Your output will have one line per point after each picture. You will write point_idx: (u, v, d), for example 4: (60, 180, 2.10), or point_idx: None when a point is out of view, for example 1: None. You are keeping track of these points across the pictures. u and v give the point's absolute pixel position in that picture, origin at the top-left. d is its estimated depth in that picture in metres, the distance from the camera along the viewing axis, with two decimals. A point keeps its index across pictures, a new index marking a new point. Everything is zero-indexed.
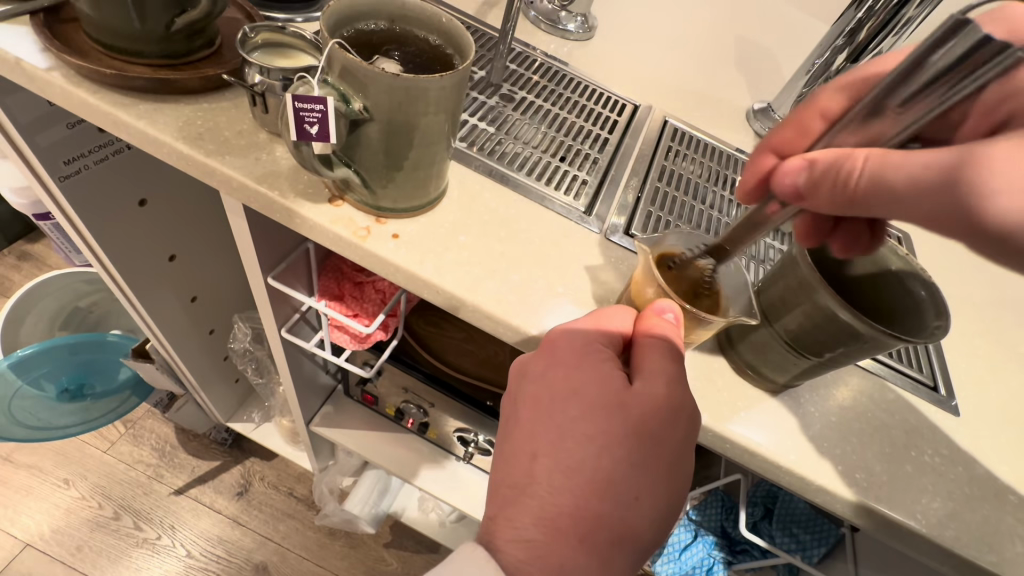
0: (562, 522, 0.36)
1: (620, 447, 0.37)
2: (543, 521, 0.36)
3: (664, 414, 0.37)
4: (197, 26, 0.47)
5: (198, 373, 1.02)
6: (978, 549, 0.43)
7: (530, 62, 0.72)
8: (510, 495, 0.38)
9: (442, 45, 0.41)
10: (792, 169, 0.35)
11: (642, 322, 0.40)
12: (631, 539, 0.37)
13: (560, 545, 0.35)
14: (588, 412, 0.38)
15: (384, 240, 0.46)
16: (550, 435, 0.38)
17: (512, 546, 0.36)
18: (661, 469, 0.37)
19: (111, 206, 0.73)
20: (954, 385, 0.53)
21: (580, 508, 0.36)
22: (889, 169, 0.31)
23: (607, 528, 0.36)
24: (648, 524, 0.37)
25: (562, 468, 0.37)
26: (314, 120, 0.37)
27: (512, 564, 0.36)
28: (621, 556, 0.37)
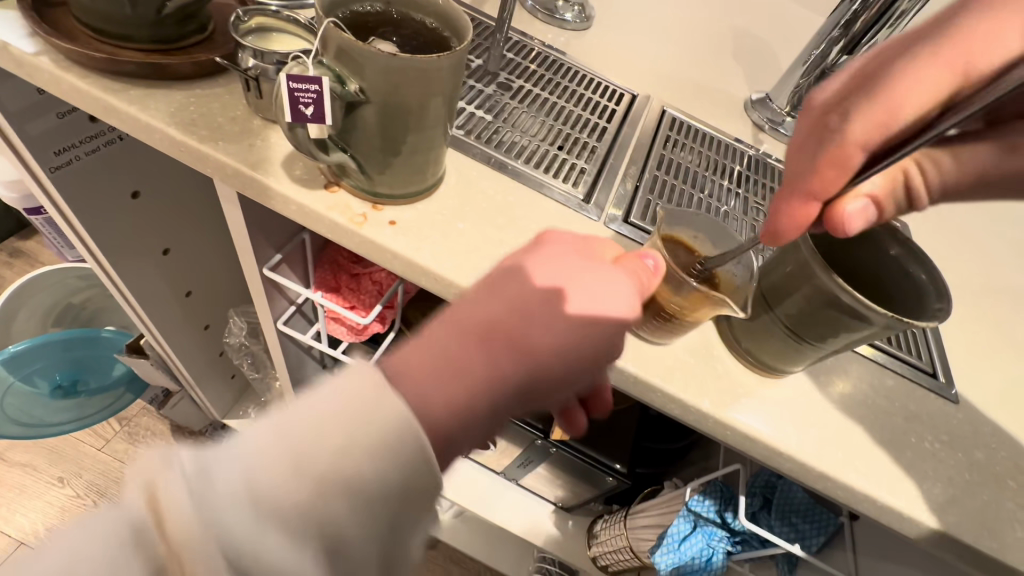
0: (467, 323, 0.32)
1: (546, 287, 0.33)
2: (448, 325, 0.32)
3: (603, 274, 0.34)
4: (190, 9, 0.46)
5: (193, 368, 1.01)
6: (978, 534, 0.43)
7: (527, 51, 0.71)
8: (440, 357, 0.31)
9: (439, 28, 0.40)
10: (858, 212, 0.37)
11: (621, 258, 0.37)
12: (530, 358, 0.32)
13: (464, 419, 0.31)
14: (528, 259, 0.35)
15: (381, 226, 0.45)
16: (485, 276, 0.35)
17: (409, 344, 0.32)
18: (583, 312, 0.33)
19: (103, 197, 0.72)
20: (953, 372, 0.53)
21: (490, 319, 0.32)
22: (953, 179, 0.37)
23: (507, 341, 0.32)
24: (552, 356, 0.33)
25: (513, 357, 0.32)
26: (309, 101, 0.37)
27: (401, 354, 0.32)
28: (515, 364, 0.32)
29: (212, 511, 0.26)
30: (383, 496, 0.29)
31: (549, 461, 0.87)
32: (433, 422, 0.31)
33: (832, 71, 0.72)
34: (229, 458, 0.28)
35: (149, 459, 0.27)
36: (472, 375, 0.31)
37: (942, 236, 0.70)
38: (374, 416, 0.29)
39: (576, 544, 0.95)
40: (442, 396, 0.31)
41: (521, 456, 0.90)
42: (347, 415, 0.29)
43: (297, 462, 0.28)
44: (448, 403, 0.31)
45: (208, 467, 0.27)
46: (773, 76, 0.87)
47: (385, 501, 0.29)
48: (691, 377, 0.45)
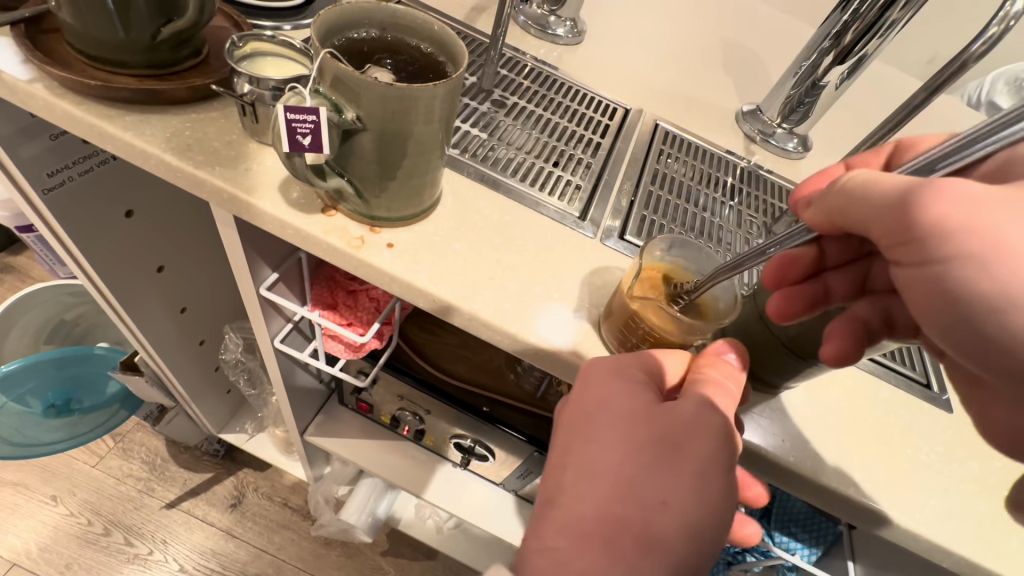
0: (583, 526, 0.34)
1: (643, 454, 0.36)
2: (566, 534, 0.34)
3: (690, 421, 0.36)
4: (184, 35, 0.46)
5: (188, 385, 1.00)
6: (975, 546, 0.43)
7: (520, 67, 0.72)
8: (545, 506, 0.37)
9: (435, 53, 0.41)
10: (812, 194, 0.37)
11: (699, 362, 0.40)
12: (660, 550, 0.33)
13: (585, 550, 0.33)
14: (618, 422, 0.37)
15: (378, 249, 0.45)
16: (581, 452, 0.38)
17: (535, 556, 0.34)
18: (689, 477, 0.35)
19: (96, 218, 0.71)
20: (946, 381, 0.54)
21: (605, 514, 0.34)
22: (862, 190, 0.32)
23: (629, 535, 0.33)
24: (676, 539, 0.33)
25: (587, 471, 0.36)
26: (306, 131, 0.37)
27: (535, 575, 0.33)
28: (646, 565, 0.33)
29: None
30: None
31: None
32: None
33: (823, 81, 0.73)
34: None
35: None
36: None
37: None
38: None
39: None
40: (558, 544, 0.34)
41: (520, 468, 0.90)
42: None
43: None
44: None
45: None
46: (763, 87, 0.88)
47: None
48: None
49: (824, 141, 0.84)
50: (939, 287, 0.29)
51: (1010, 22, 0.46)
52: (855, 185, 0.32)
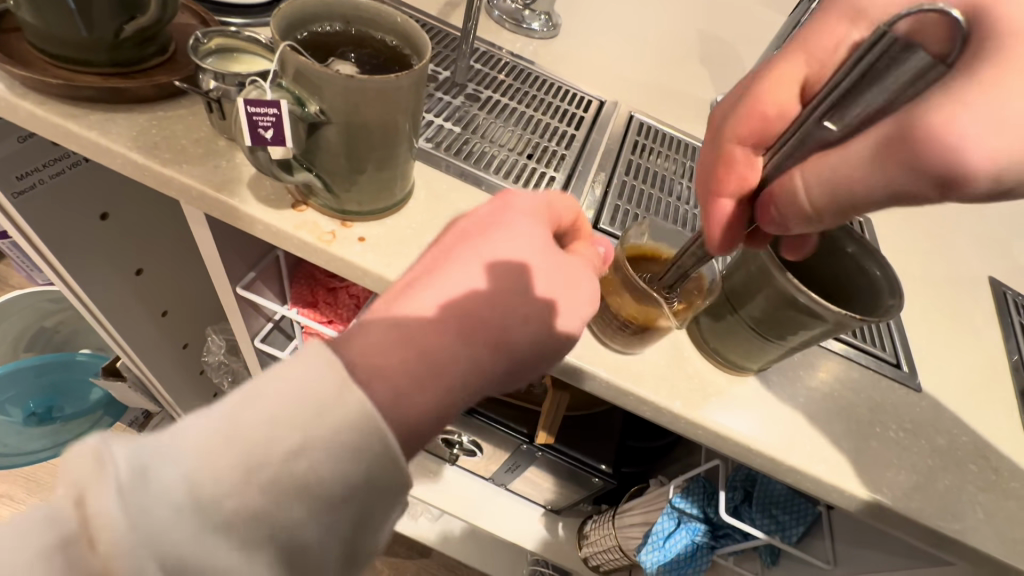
0: (450, 308, 0.32)
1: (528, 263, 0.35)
2: (415, 316, 0.32)
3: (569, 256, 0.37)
4: (148, 32, 0.46)
5: (173, 389, 0.99)
6: (942, 518, 0.45)
7: (495, 61, 0.72)
8: (404, 294, 0.34)
9: (399, 46, 0.41)
10: (767, 216, 0.35)
11: (578, 241, 0.41)
12: (501, 346, 0.33)
13: (437, 331, 0.32)
14: (504, 237, 0.35)
15: (350, 243, 0.45)
16: (462, 251, 0.35)
17: (374, 330, 0.32)
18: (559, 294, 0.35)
19: (69, 221, 0.70)
20: (915, 361, 0.55)
21: (464, 305, 0.33)
22: (846, 189, 0.31)
23: (487, 326, 0.33)
24: (524, 341, 0.34)
25: (469, 266, 0.34)
26: (268, 124, 0.36)
27: (366, 351, 0.31)
28: (487, 354, 0.33)
29: (145, 515, 0.24)
30: (347, 496, 0.29)
31: (536, 465, 0.88)
32: (404, 418, 0.31)
33: None
34: (170, 453, 0.26)
35: (80, 460, 0.25)
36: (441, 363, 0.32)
37: (906, 228, 0.72)
38: (332, 411, 0.28)
39: (567, 546, 0.96)
40: (412, 330, 0.31)
41: (508, 461, 0.90)
42: (307, 410, 0.28)
43: (247, 468, 0.26)
44: (407, 386, 0.30)
45: (151, 471, 0.25)
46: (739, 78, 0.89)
47: (350, 501, 0.29)
48: (661, 381, 0.46)
49: None
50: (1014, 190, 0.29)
51: None
52: (822, 187, 0.32)
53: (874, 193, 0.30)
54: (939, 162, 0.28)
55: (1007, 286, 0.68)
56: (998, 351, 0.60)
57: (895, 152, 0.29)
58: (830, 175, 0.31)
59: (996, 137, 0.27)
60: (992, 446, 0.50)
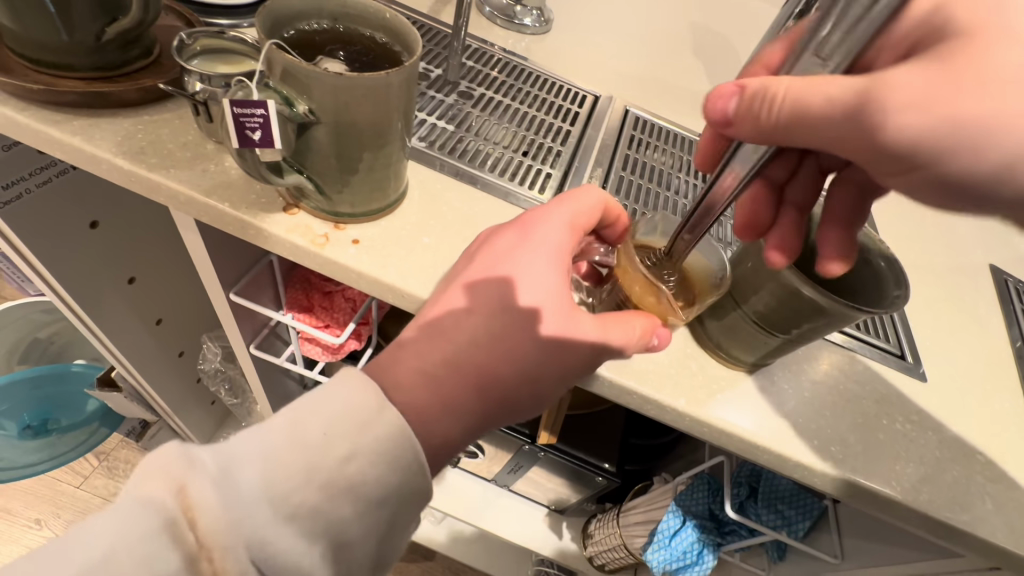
0: (469, 362, 0.36)
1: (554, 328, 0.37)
2: (446, 368, 0.36)
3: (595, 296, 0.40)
4: (131, 35, 0.45)
5: (170, 397, 0.98)
6: (951, 510, 0.44)
7: (487, 58, 0.71)
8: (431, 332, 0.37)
9: (389, 42, 0.40)
10: (725, 96, 0.34)
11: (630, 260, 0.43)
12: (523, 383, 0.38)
13: (455, 386, 0.36)
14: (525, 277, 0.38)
15: (344, 246, 0.44)
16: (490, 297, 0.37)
17: (406, 368, 0.36)
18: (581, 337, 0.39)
19: (58, 230, 0.69)
20: (919, 352, 0.55)
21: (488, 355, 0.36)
22: (803, 103, 0.30)
23: (504, 386, 0.36)
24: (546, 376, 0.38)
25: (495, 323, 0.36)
26: (255, 126, 0.35)
27: (402, 392, 0.35)
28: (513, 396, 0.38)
29: (231, 502, 0.30)
30: (384, 501, 0.34)
31: (539, 465, 0.87)
32: (433, 452, 0.36)
33: None
34: (242, 458, 0.31)
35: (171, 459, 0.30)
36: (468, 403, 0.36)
37: (906, 217, 0.72)
38: (377, 424, 0.33)
39: (572, 546, 0.95)
40: (440, 385, 0.35)
41: (511, 462, 0.89)
42: (351, 421, 0.33)
43: (308, 468, 0.32)
44: (443, 430, 0.36)
45: (229, 469, 0.30)
46: (733, 70, 0.89)
47: (387, 504, 0.35)
48: (665, 380, 0.45)
49: None
50: (943, 182, 0.30)
51: None
52: (791, 100, 0.31)
53: (819, 118, 0.30)
54: (872, 115, 0.29)
55: (1008, 274, 0.68)
56: (1002, 339, 0.59)
57: (858, 98, 0.29)
58: (802, 83, 0.30)
59: (927, 113, 0.28)
60: (999, 435, 0.50)
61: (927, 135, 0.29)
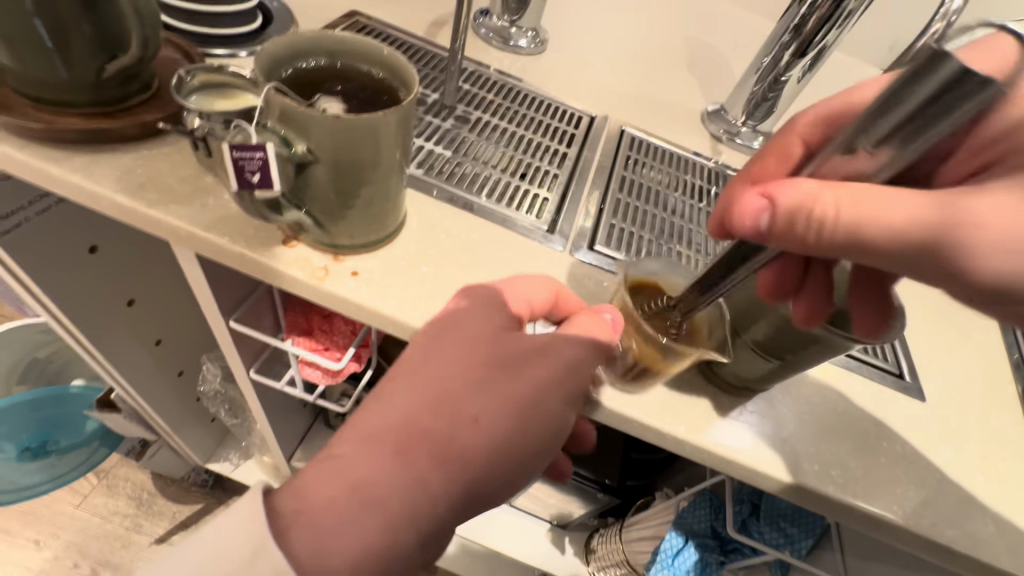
0: (388, 434, 0.34)
1: (473, 375, 0.36)
2: (362, 445, 0.34)
3: (538, 362, 0.38)
4: (131, 71, 0.45)
5: (170, 418, 0.98)
6: (952, 534, 0.44)
7: (483, 80, 0.71)
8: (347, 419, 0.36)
9: (387, 78, 0.40)
10: (754, 208, 0.33)
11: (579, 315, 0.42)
12: (457, 461, 0.34)
13: (375, 457, 0.33)
14: (452, 344, 0.38)
15: (343, 278, 0.45)
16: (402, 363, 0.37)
17: (326, 463, 0.34)
18: (517, 406, 0.36)
19: (58, 257, 0.69)
20: (917, 370, 0.55)
21: (412, 422, 0.34)
22: (858, 223, 0.29)
23: (431, 444, 0.34)
24: (482, 453, 0.35)
25: (410, 383, 0.36)
26: (255, 168, 0.35)
27: (321, 473, 0.33)
28: (445, 475, 0.34)
29: None
30: None
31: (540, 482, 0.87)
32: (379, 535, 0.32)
33: (785, 77, 0.73)
34: None
35: None
36: (389, 489, 0.33)
37: None
38: None
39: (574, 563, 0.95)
40: (361, 463, 0.33)
41: None
42: None
43: None
44: (383, 507, 0.32)
45: None
46: (727, 86, 0.89)
47: None
48: (665, 407, 0.45)
49: None
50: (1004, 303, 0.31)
51: (952, 16, 0.48)
52: (847, 222, 0.30)
53: (876, 241, 0.30)
54: (943, 247, 0.30)
55: None
56: (999, 353, 0.60)
57: (923, 229, 0.29)
58: (853, 198, 0.29)
59: (994, 250, 0.29)
60: (999, 454, 0.50)
61: (1013, 269, 0.29)
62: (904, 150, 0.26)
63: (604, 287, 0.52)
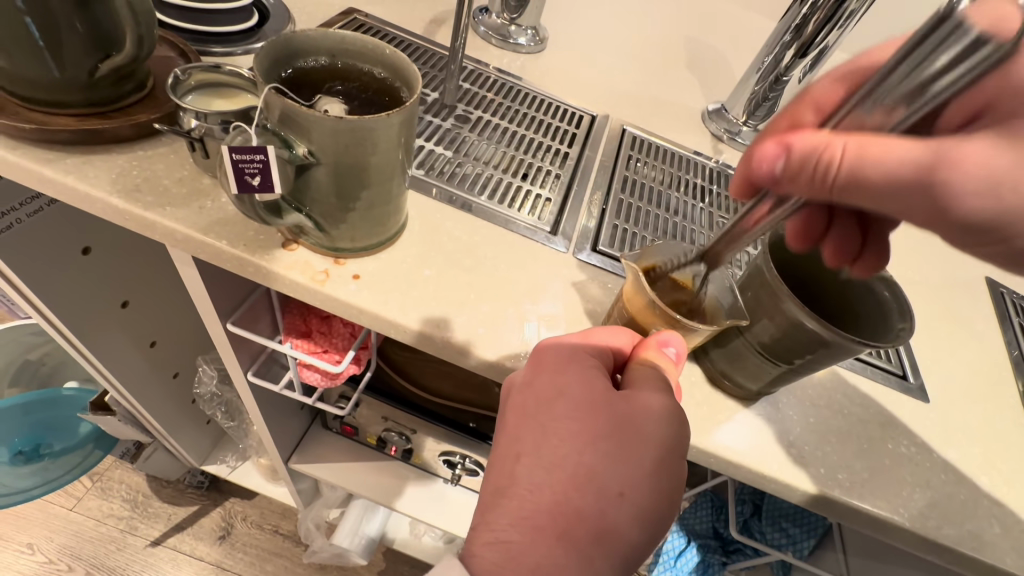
0: (541, 521, 0.33)
1: (602, 443, 0.35)
2: (521, 532, 0.33)
3: (661, 418, 0.36)
4: (124, 70, 0.44)
5: (165, 420, 0.97)
6: (959, 538, 0.44)
7: (483, 79, 0.71)
8: (489, 499, 0.35)
9: (389, 78, 0.40)
10: (768, 155, 0.32)
11: (642, 349, 0.40)
12: (612, 539, 0.34)
13: (537, 544, 0.33)
14: (569, 411, 0.36)
15: (344, 281, 0.44)
16: (528, 436, 0.36)
17: (488, 552, 0.33)
18: (652, 468, 0.35)
19: (50, 258, 0.68)
20: (919, 371, 0.55)
21: (562, 504, 0.33)
22: (866, 162, 0.29)
23: (587, 525, 0.33)
24: (632, 527, 0.34)
25: (542, 464, 0.35)
26: (255, 171, 0.35)
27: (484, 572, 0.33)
28: (603, 558, 0.33)
29: None
30: None
31: None
32: None
33: (786, 76, 0.73)
34: None
35: None
36: None
37: (898, 231, 0.73)
38: None
39: None
40: (529, 555, 0.32)
41: None
42: None
43: None
44: None
45: None
46: (727, 84, 0.89)
47: None
48: None
49: None
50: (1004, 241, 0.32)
51: None
52: (856, 160, 0.29)
53: (883, 183, 0.29)
54: (944, 184, 0.29)
55: (1003, 287, 0.69)
56: (999, 351, 0.60)
57: (926, 169, 0.29)
58: (864, 140, 0.29)
59: (989, 189, 0.29)
60: (1002, 454, 0.50)
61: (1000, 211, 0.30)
62: (912, 112, 0.27)
63: (606, 289, 0.51)
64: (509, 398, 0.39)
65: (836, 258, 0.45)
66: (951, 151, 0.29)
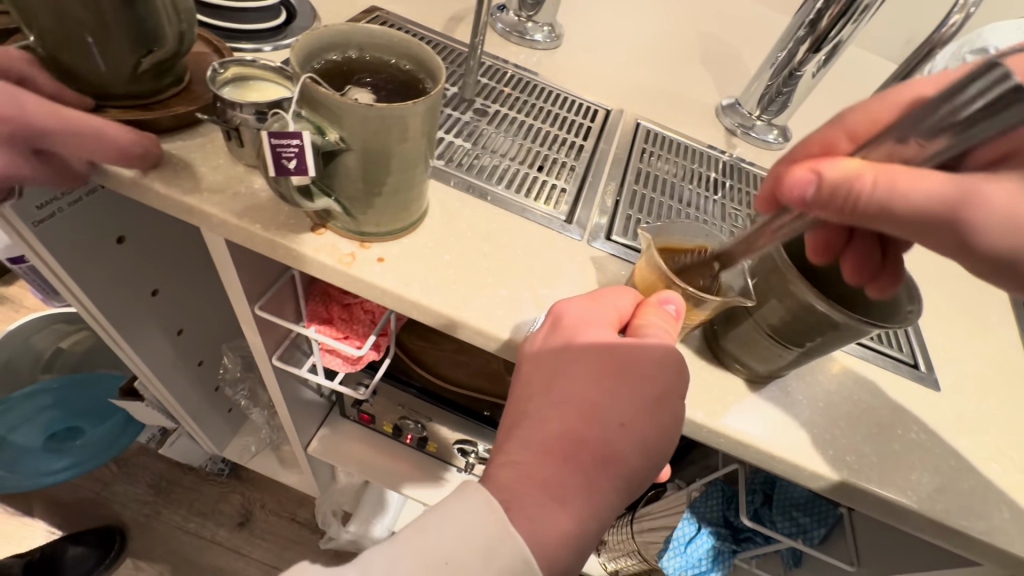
0: (552, 445, 0.35)
1: (608, 382, 0.37)
2: (533, 455, 0.35)
3: (665, 360, 0.37)
4: (165, 65, 0.47)
5: (191, 407, 1.01)
6: (967, 520, 0.45)
7: (501, 74, 0.73)
8: (504, 431, 0.38)
9: (414, 70, 0.42)
10: (799, 182, 0.34)
11: (642, 309, 0.41)
12: (615, 464, 0.36)
13: (547, 465, 0.35)
14: (578, 355, 0.38)
15: (370, 264, 0.46)
16: (539, 377, 0.38)
17: (502, 472, 0.35)
18: (653, 406, 0.37)
19: (87, 247, 0.71)
20: (932, 361, 0.55)
21: (571, 432, 0.35)
22: (897, 193, 0.31)
23: (592, 451, 0.35)
24: (634, 454, 0.36)
25: (553, 399, 0.37)
26: (291, 155, 0.37)
27: (499, 485, 0.35)
28: (606, 479, 0.35)
29: None
30: None
31: None
32: (564, 540, 0.34)
33: (800, 71, 0.74)
34: None
35: None
36: (567, 496, 0.34)
37: None
38: None
39: None
40: (536, 474, 0.34)
41: None
42: None
43: None
44: (567, 508, 0.34)
45: None
46: (741, 78, 0.90)
47: None
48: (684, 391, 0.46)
49: (805, 130, 0.85)
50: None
51: (971, 10, 0.49)
52: (885, 191, 0.31)
53: (912, 210, 0.31)
54: (971, 219, 0.31)
55: None
56: (1015, 344, 0.60)
57: (955, 205, 0.31)
58: (893, 173, 0.31)
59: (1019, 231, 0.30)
60: (1012, 443, 0.50)
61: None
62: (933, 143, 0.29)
63: (621, 275, 0.53)
64: (523, 348, 0.41)
65: (855, 273, 0.44)
66: (983, 190, 0.30)
